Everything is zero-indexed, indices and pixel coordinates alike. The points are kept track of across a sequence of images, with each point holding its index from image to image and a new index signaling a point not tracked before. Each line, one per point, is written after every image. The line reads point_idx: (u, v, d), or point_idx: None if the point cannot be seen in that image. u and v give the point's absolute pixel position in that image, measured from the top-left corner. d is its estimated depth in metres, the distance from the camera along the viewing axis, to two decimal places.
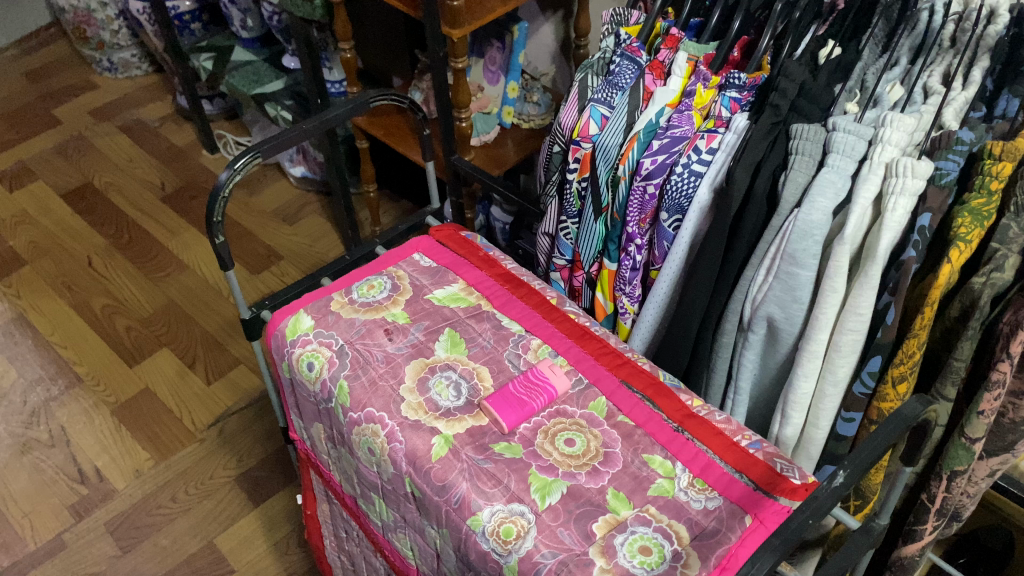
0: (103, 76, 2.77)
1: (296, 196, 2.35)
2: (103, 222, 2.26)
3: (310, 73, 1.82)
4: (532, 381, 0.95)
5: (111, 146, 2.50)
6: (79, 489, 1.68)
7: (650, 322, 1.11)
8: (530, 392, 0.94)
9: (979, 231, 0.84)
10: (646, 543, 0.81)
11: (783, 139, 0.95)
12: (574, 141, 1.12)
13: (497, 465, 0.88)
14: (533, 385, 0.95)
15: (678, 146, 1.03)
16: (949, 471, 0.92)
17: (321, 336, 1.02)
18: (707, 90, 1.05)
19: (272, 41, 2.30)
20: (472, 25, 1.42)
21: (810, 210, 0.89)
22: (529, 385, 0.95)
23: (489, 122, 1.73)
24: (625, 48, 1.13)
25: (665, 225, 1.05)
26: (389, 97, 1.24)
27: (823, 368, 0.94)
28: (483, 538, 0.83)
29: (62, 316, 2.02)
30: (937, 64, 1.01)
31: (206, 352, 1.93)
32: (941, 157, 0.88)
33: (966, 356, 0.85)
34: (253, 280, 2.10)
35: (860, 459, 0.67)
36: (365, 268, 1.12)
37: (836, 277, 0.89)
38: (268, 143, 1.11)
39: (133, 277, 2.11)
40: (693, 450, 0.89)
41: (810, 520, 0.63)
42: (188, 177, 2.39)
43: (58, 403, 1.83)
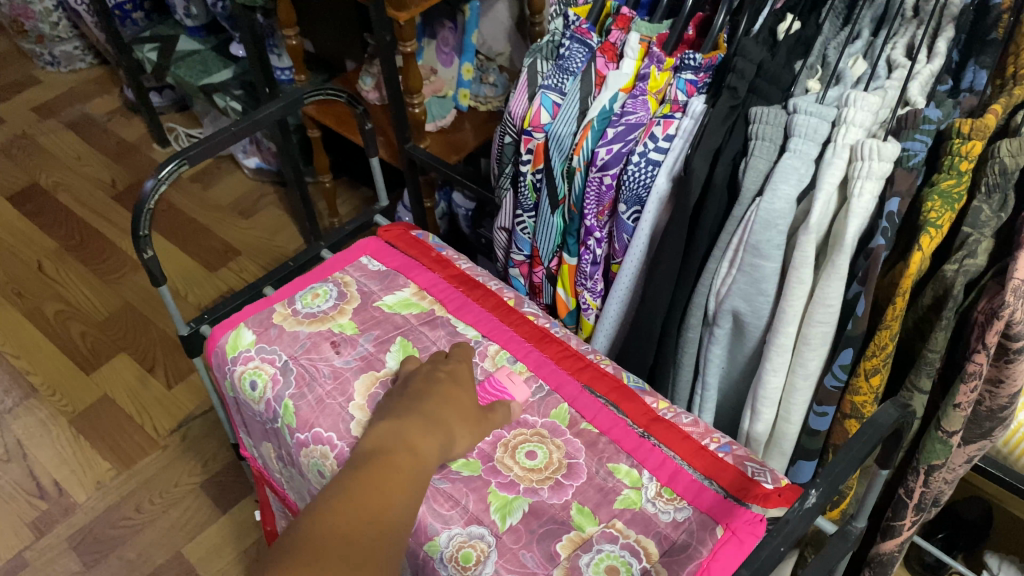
0: (46, 70, 2.65)
1: (251, 188, 2.27)
2: (52, 224, 2.17)
3: (256, 62, 1.74)
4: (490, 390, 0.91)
5: (57, 143, 2.40)
6: (38, 504, 1.61)
7: (613, 317, 1.07)
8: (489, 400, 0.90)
9: (949, 215, 0.80)
10: (613, 563, 0.76)
11: (742, 123, 0.90)
12: (526, 132, 1.06)
13: (454, 485, 0.83)
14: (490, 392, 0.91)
15: (634, 134, 0.97)
16: (926, 465, 0.88)
17: (263, 353, 0.96)
18: (662, 73, 0.99)
19: (218, 29, 2.21)
20: (419, 7, 1.35)
21: (773, 198, 0.84)
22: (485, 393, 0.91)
23: (444, 106, 1.66)
24: (574, 31, 1.06)
25: (624, 216, 1.00)
26: (326, 92, 1.17)
27: (793, 362, 0.90)
28: (442, 564, 0.78)
29: (13, 324, 1.94)
30: (900, 35, 0.95)
31: (165, 354, 1.86)
32: (908, 137, 0.84)
33: (940, 347, 0.81)
34: (212, 277, 2.03)
35: (832, 476, 0.61)
36: (311, 275, 1.06)
37: (803, 268, 0.85)
38: (196, 148, 1.03)
39: (86, 280, 2.03)
40: (660, 457, 0.85)
41: (781, 548, 0.57)
42: (139, 173, 2.30)
43: (12, 415, 1.76)
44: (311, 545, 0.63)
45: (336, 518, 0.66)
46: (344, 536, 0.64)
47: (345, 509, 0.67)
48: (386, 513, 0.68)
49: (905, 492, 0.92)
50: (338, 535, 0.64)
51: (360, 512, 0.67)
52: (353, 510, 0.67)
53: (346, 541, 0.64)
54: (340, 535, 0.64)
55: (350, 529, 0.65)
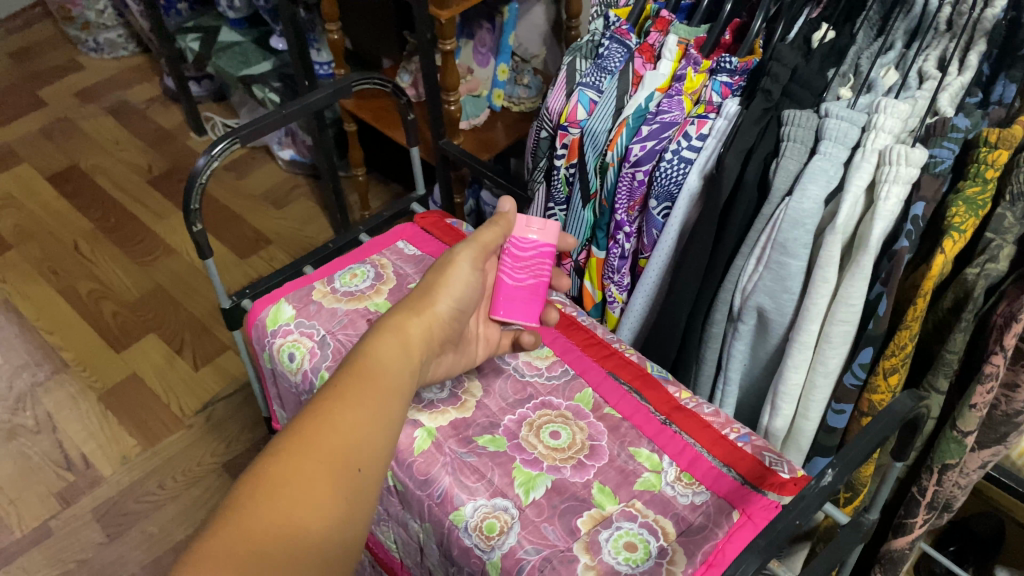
0: (89, 56, 2.72)
1: (284, 179, 2.32)
2: (90, 206, 2.22)
3: (298, 56, 1.77)
4: (521, 259, 0.95)
5: (97, 128, 2.46)
6: (65, 475, 1.66)
7: (639, 310, 1.10)
8: (536, 271, 0.95)
9: (973, 221, 0.82)
10: (632, 539, 0.79)
11: (775, 125, 0.93)
12: (562, 127, 1.09)
13: (480, 459, 0.87)
14: (537, 254, 0.95)
15: (667, 132, 1.00)
16: (940, 464, 0.90)
17: (302, 327, 1.00)
18: (698, 74, 1.03)
19: (260, 22, 2.25)
20: (460, 7, 1.36)
21: (802, 198, 0.87)
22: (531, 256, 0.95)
23: (478, 105, 1.68)
24: (614, 31, 1.10)
25: (654, 212, 1.03)
26: (373, 80, 1.21)
27: (814, 359, 0.92)
28: (466, 533, 0.82)
29: (48, 301, 1.99)
30: (932, 48, 0.97)
31: (193, 337, 1.91)
32: (936, 144, 0.86)
33: (960, 348, 0.83)
34: (242, 265, 2.08)
35: (850, 457, 0.64)
36: (348, 256, 1.10)
37: (827, 267, 0.87)
38: (247, 127, 1.09)
39: (120, 261, 2.08)
40: (681, 443, 0.88)
41: (798, 521, 0.60)
42: (176, 160, 2.36)
43: (44, 388, 1.81)
44: (255, 499, 0.61)
45: (285, 458, 0.63)
46: (291, 483, 0.62)
47: (295, 445, 0.64)
48: (343, 445, 0.65)
49: (919, 490, 0.94)
50: (284, 483, 0.62)
51: (311, 447, 0.64)
52: (304, 446, 0.64)
53: (295, 489, 0.62)
54: (284, 483, 0.62)
55: (296, 472, 0.63)
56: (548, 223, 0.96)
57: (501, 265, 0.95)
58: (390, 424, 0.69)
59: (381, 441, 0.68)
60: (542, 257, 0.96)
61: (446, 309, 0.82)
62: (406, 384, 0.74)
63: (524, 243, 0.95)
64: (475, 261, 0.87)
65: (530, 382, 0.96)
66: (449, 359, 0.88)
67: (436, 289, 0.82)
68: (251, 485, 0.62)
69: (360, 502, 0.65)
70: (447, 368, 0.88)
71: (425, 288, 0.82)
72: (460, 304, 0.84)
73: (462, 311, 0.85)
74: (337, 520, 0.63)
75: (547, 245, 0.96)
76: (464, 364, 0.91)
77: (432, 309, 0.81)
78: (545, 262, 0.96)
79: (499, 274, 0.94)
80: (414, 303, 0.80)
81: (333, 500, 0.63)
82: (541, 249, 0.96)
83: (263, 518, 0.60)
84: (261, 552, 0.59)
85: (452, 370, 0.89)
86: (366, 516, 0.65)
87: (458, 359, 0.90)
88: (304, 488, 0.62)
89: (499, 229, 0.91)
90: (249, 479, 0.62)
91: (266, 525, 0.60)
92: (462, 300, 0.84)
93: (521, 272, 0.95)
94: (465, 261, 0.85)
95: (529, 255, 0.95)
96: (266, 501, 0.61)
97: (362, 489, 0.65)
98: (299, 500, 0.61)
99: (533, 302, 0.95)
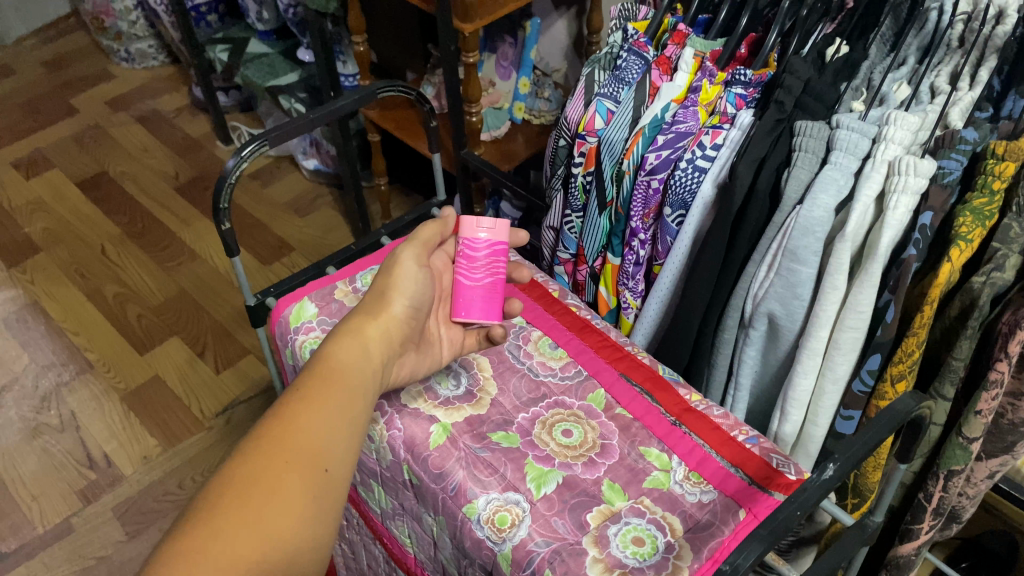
0: (120, 66, 2.78)
1: (308, 188, 2.35)
2: (117, 211, 2.25)
3: (324, 67, 1.81)
4: (475, 259, 0.95)
5: (126, 135, 2.50)
6: (87, 473, 1.66)
7: (653, 316, 1.12)
8: (492, 270, 0.95)
9: (980, 231, 0.84)
10: (639, 534, 0.83)
11: (787, 135, 0.95)
12: (580, 135, 1.13)
13: (494, 454, 0.91)
14: (491, 253, 0.96)
15: (683, 142, 1.03)
16: (946, 470, 0.93)
17: (323, 324, 1.04)
18: (713, 86, 1.05)
19: (288, 34, 2.26)
20: (484, 20, 1.38)
21: (812, 206, 0.89)
22: (486, 255, 0.95)
23: (500, 118, 1.69)
24: (632, 43, 1.13)
25: (668, 220, 1.05)
26: (397, 88, 1.24)
27: (823, 365, 0.94)
28: (479, 525, 0.85)
29: (74, 302, 2.01)
30: (944, 64, 0.99)
31: (215, 340, 1.91)
32: (944, 156, 0.88)
33: (965, 355, 0.86)
34: (264, 271, 2.11)
35: (852, 452, 0.67)
36: (369, 258, 1.14)
37: (837, 274, 0.89)
38: (275, 131, 1.15)
39: (145, 265, 2.10)
40: (690, 444, 0.91)
41: (797, 512, 0.63)
42: (202, 167, 2.39)
43: (69, 388, 1.82)
44: (227, 501, 0.63)
45: (253, 461, 0.66)
46: (262, 484, 0.64)
47: (263, 448, 0.67)
48: (311, 446, 0.68)
49: (925, 496, 0.97)
50: (254, 484, 0.64)
51: (279, 449, 0.67)
52: (272, 448, 0.67)
53: (265, 490, 0.64)
54: (253, 484, 0.64)
55: (265, 473, 0.65)
56: (497, 221, 0.96)
57: (456, 269, 0.95)
58: (355, 425, 0.72)
59: (348, 442, 0.70)
60: (496, 256, 0.96)
61: (402, 309, 0.84)
62: (369, 384, 0.77)
63: (477, 243, 0.95)
64: (422, 261, 0.87)
65: (544, 381, 1.01)
66: (413, 357, 0.90)
67: (390, 290, 0.84)
68: (223, 488, 0.64)
69: (330, 500, 0.67)
70: (412, 367, 0.90)
71: (379, 291, 0.84)
72: (417, 304, 0.86)
73: (420, 310, 0.87)
74: (310, 517, 0.65)
75: (501, 242, 0.96)
76: (432, 364, 0.94)
77: (387, 311, 0.83)
78: (500, 260, 0.96)
79: (457, 276, 0.95)
80: (370, 307, 0.83)
81: (303, 497, 0.65)
82: (493, 247, 0.96)
83: (236, 519, 0.62)
84: (238, 550, 0.61)
85: (419, 370, 0.92)
86: (338, 513, 0.67)
87: (424, 358, 0.93)
88: (275, 488, 0.64)
89: (436, 226, 0.91)
90: (221, 481, 0.64)
91: (239, 524, 0.62)
92: (419, 299, 0.86)
93: (477, 272, 0.95)
94: (410, 258, 0.86)
95: (483, 254, 0.95)
96: (237, 502, 0.63)
97: (333, 488, 0.67)
98: (270, 500, 0.64)
99: (492, 300, 0.96)
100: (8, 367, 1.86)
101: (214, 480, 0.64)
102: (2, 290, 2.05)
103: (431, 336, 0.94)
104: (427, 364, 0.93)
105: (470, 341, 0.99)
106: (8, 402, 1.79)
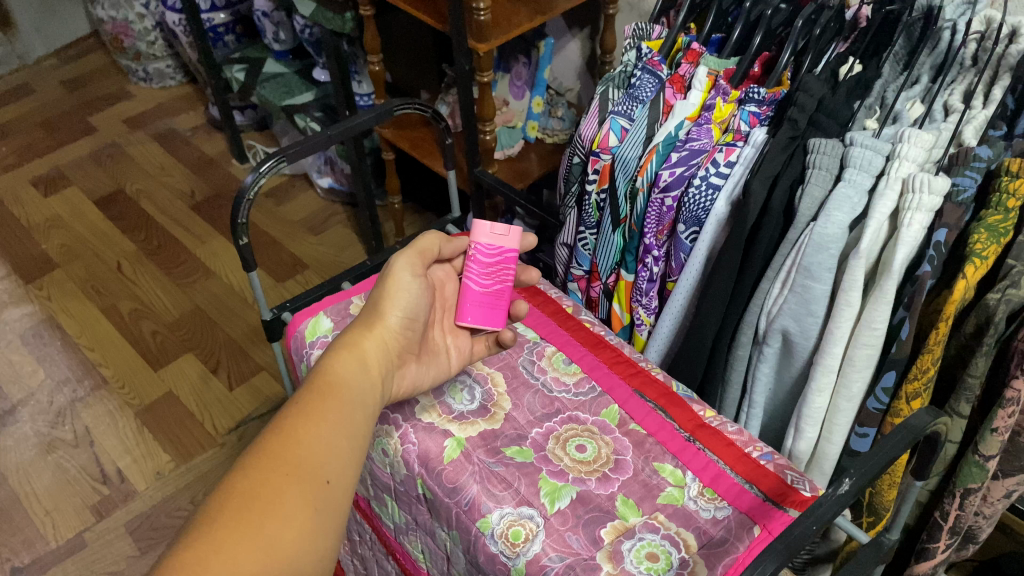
0: (139, 86, 2.81)
1: (322, 207, 2.37)
2: (134, 228, 2.28)
3: (340, 87, 1.82)
4: (481, 264, 0.99)
5: (143, 154, 2.53)
6: (100, 489, 1.67)
7: (666, 333, 1.13)
8: (500, 278, 0.99)
9: (995, 248, 0.84)
10: (654, 550, 0.83)
11: (801, 153, 0.96)
12: (594, 153, 1.13)
13: (508, 469, 0.92)
14: (498, 259, 0.99)
15: (696, 159, 1.03)
16: (962, 488, 0.93)
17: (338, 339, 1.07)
18: (727, 103, 1.06)
19: (304, 54, 2.27)
20: (498, 41, 1.39)
21: (827, 223, 0.89)
22: (493, 260, 0.99)
23: (513, 136, 1.70)
24: (646, 62, 1.15)
25: (682, 236, 1.06)
26: (413, 106, 1.26)
27: (838, 383, 0.94)
28: (492, 540, 0.86)
29: (90, 318, 2.02)
30: (957, 83, 1.00)
31: (229, 357, 1.92)
32: (959, 173, 0.89)
33: (981, 373, 0.86)
34: (278, 288, 2.12)
35: (867, 467, 0.67)
36: None
37: (851, 291, 0.89)
38: (293, 148, 1.16)
39: (161, 282, 2.12)
40: (704, 460, 0.92)
41: (813, 527, 0.63)
42: (218, 185, 2.41)
43: (83, 403, 1.83)
44: (228, 515, 0.61)
45: (254, 474, 0.65)
46: (263, 497, 0.63)
47: (263, 462, 0.66)
48: (311, 459, 0.67)
49: (941, 515, 0.97)
50: (254, 497, 0.63)
51: (279, 463, 0.66)
52: (272, 461, 0.66)
53: (266, 503, 0.63)
54: (254, 496, 0.63)
55: (265, 487, 0.64)
56: (505, 228, 1.01)
57: (467, 271, 0.99)
58: (354, 438, 0.72)
59: (347, 456, 0.70)
60: (503, 261, 0.99)
61: (396, 319, 0.86)
62: (368, 397, 0.77)
63: (485, 247, 1.00)
64: (416, 269, 0.89)
65: (558, 397, 1.01)
66: (415, 367, 0.91)
67: (384, 302, 0.85)
68: (223, 502, 0.63)
69: (332, 514, 0.66)
70: (415, 377, 0.91)
71: (374, 303, 0.86)
72: (412, 313, 0.87)
73: (417, 320, 0.88)
74: (312, 532, 0.64)
75: (511, 250, 1.00)
76: (437, 372, 0.96)
77: (382, 321, 0.85)
78: (507, 267, 1.00)
79: (465, 280, 0.98)
80: (366, 319, 0.85)
81: (305, 510, 0.64)
82: (500, 252, 1.00)
83: (238, 531, 0.61)
84: (242, 564, 0.59)
85: (424, 379, 0.93)
86: (339, 527, 0.67)
87: (427, 368, 0.94)
88: (277, 501, 0.63)
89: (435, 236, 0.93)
90: (221, 496, 0.63)
91: (241, 537, 0.61)
92: (413, 309, 0.87)
93: (486, 278, 0.98)
94: (403, 267, 0.87)
95: (490, 259, 0.99)
96: (240, 516, 0.62)
97: (334, 500, 0.67)
98: (271, 513, 0.63)
99: (496, 305, 0.98)
100: (24, 383, 1.88)
101: (213, 494, 0.63)
102: (19, 306, 2.07)
103: (436, 345, 0.96)
104: (432, 372, 0.94)
105: (479, 348, 1.00)
106: (24, 417, 1.80)
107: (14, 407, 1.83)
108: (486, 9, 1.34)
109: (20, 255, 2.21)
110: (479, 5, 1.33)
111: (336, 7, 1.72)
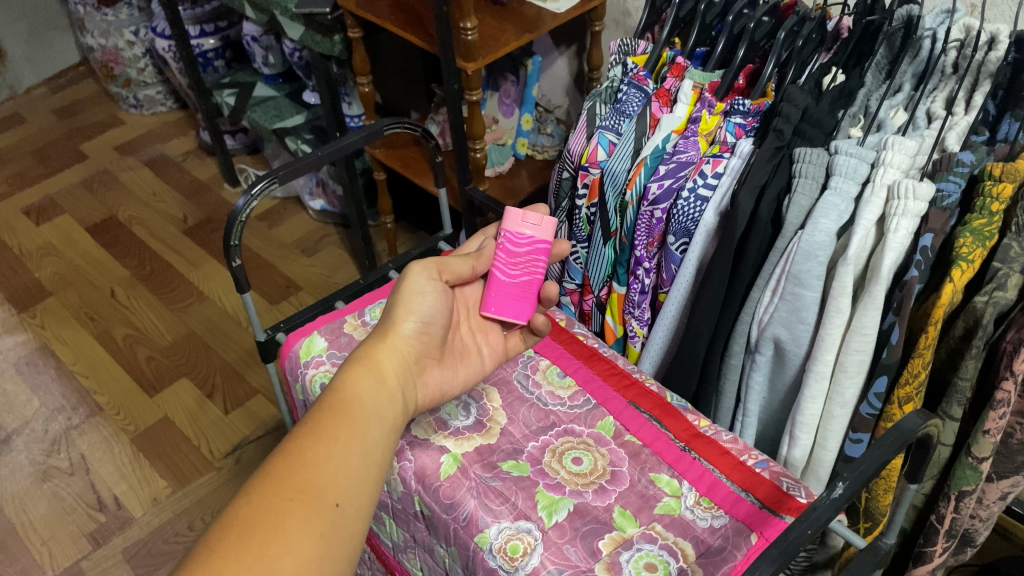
0: (129, 112, 2.82)
1: (315, 229, 2.37)
2: (127, 255, 2.28)
3: (330, 108, 1.83)
4: (517, 256, 0.98)
5: (135, 180, 2.53)
6: (97, 516, 1.66)
7: (660, 344, 1.14)
8: (530, 270, 0.98)
9: (980, 251, 0.85)
10: (652, 560, 0.84)
11: (786, 163, 0.96)
12: (583, 167, 1.15)
13: (505, 483, 0.92)
14: (532, 249, 0.99)
15: (684, 171, 1.05)
16: (957, 490, 0.93)
17: (333, 358, 1.10)
18: (713, 116, 1.07)
19: (294, 77, 2.27)
20: (485, 59, 1.39)
21: (814, 231, 0.90)
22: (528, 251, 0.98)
23: (504, 154, 1.71)
24: (632, 77, 1.16)
25: (672, 247, 1.07)
26: (403, 125, 1.26)
27: (830, 390, 0.94)
28: (490, 555, 0.86)
29: (84, 345, 2.02)
30: (939, 90, 1.00)
31: (224, 381, 1.92)
32: (943, 178, 0.89)
33: (971, 375, 0.87)
34: (272, 310, 2.12)
35: (858, 474, 0.67)
36: (376, 292, 1.21)
37: (840, 297, 0.89)
38: (285, 168, 1.17)
39: (155, 308, 2.11)
40: (699, 469, 0.92)
41: (808, 531, 0.63)
42: (210, 209, 2.41)
43: (79, 431, 1.82)
44: (228, 544, 0.61)
45: (258, 500, 0.64)
46: (267, 525, 0.63)
47: (268, 486, 0.66)
48: (320, 483, 0.67)
49: (937, 518, 0.97)
50: (255, 524, 0.63)
51: (283, 489, 0.66)
52: (277, 487, 0.66)
53: (269, 531, 0.63)
54: (256, 524, 0.63)
55: (268, 515, 0.64)
56: (545, 220, 1.00)
57: (496, 260, 0.98)
58: (367, 457, 0.71)
59: (357, 478, 0.69)
60: (536, 254, 0.99)
61: (409, 328, 0.85)
62: (383, 412, 0.76)
63: (520, 235, 0.99)
64: (434, 276, 0.89)
65: (553, 410, 1.02)
66: (439, 372, 0.89)
67: (397, 310, 0.85)
68: (223, 533, 0.62)
69: (340, 538, 0.65)
70: (438, 382, 0.89)
71: (388, 316, 0.86)
72: (429, 318, 0.87)
73: (434, 326, 0.87)
74: (318, 558, 0.63)
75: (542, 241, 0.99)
76: (467, 373, 0.93)
77: (395, 329, 0.84)
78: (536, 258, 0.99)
79: (493, 270, 0.98)
80: (380, 330, 0.85)
81: (311, 537, 0.64)
82: (535, 244, 0.99)
83: (239, 561, 0.60)
84: None
85: (450, 384, 0.91)
86: (349, 551, 0.66)
87: (453, 371, 0.91)
88: (279, 531, 0.63)
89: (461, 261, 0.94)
90: (221, 524, 0.63)
91: (240, 566, 0.60)
92: (429, 315, 0.87)
93: (514, 269, 0.97)
94: (417, 275, 0.88)
95: (522, 248, 0.98)
96: (238, 545, 0.61)
97: (340, 524, 0.66)
98: (273, 541, 0.62)
99: (522, 298, 0.97)
100: (18, 413, 1.87)
101: (211, 527, 0.63)
102: (13, 335, 2.06)
103: (466, 346, 0.95)
104: (460, 374, 0.92)
105: (512, 343, 0.99)
106: (18, 446, 1.79)
107: (9, 436, 1.82)
108: (474, 29, 1.34)
109: (12, 283, 2.21)
110: (467, 25, 1.33)
111: (324, 30, 1.70)
